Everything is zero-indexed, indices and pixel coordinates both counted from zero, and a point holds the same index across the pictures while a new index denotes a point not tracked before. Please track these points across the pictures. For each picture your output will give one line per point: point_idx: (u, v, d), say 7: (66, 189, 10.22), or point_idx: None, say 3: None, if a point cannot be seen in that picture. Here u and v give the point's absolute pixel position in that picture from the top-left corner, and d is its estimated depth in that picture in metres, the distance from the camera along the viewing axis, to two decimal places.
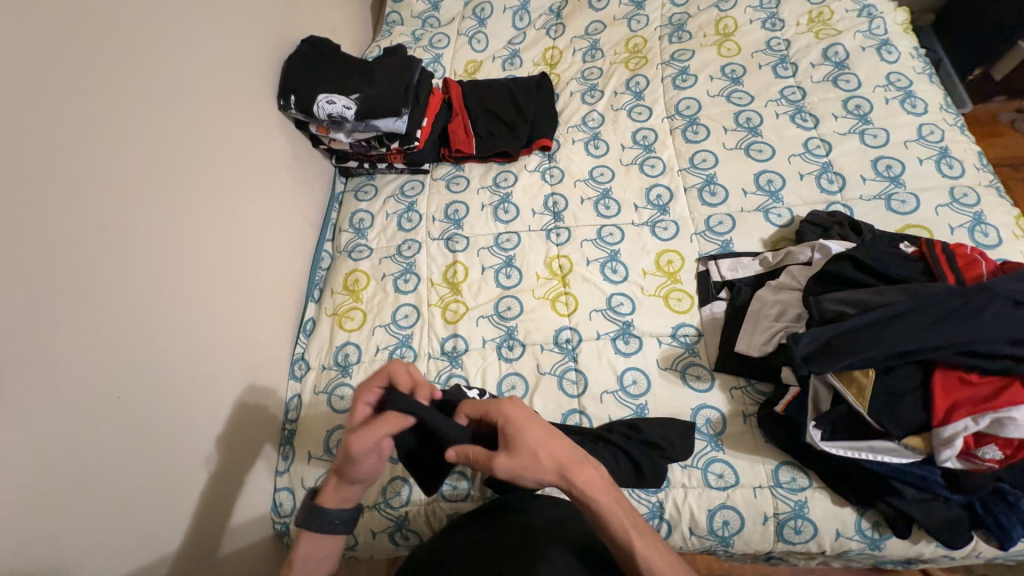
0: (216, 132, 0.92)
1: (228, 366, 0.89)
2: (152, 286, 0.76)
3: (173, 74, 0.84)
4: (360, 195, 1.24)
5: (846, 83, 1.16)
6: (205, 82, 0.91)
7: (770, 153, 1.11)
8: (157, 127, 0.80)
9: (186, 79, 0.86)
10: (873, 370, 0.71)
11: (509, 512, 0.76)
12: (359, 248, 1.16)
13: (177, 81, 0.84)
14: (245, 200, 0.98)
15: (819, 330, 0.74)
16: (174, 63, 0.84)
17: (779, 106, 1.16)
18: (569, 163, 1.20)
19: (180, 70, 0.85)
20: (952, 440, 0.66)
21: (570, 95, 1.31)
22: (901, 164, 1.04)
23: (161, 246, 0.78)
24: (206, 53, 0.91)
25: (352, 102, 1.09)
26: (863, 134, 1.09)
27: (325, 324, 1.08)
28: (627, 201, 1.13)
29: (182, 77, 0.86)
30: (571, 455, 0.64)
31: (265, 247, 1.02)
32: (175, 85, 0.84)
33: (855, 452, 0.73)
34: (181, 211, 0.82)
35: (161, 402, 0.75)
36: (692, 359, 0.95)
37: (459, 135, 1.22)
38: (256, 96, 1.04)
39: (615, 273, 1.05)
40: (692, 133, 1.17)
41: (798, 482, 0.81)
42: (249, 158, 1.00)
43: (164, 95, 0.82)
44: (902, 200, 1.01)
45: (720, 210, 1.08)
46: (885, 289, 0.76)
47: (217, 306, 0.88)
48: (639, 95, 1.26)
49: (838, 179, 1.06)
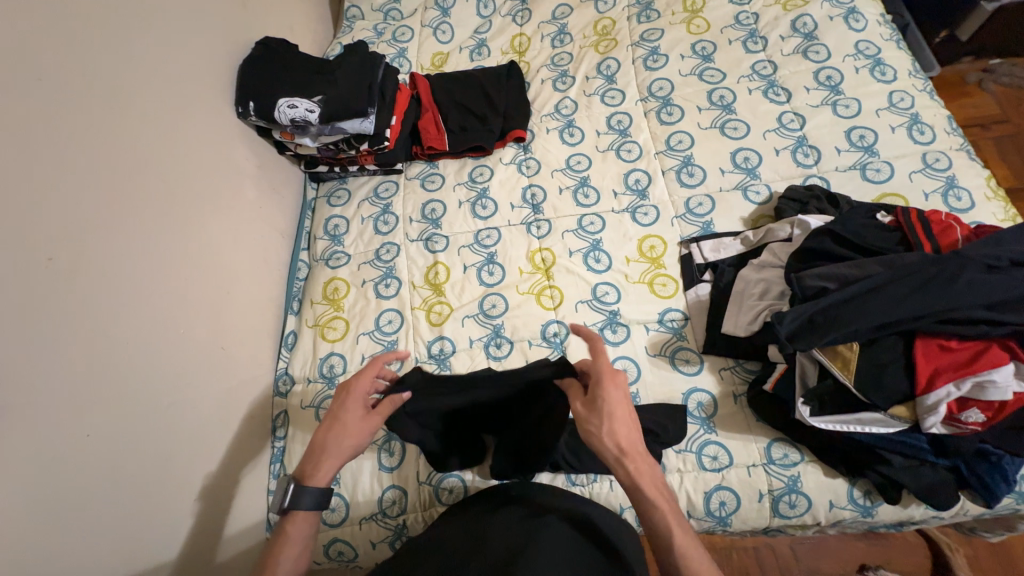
0: (174, 147, 0.88)
1: (207, 392, 0.86)
2: (118, 315, 0.72)
3: (123, 88, 0.79)
4: (333, 201, 1.20)
5: (816, 55, 1.15)
6: (156, 95, 0.85)
7: (745, 131, 1.10)
8: (109, 146, 0.75)
9: (136, 93, 0.81)
10: (856, 344, 0.72)
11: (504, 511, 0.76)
12: (336, 255, 1.12)
13: (127, 95, 0.80)
14: (212, 216, 0.94)
15: (801, 308, 0.74)
16: (119, 76, 0.79)
17: (751, 81, 1.15)
18: (544, 153, 1.18)
19: (129, 84, 0.80)
20: (935, 407, 0.67)
21: (541, 83, 1.28)
22: (874, 133, 1.04)
23: (125, 272, 0.74)
24: (155, 63, 0.86)
25: (315, 105, 1.04)
26: (836, 105, 1.09)
27: (306, 336, 1.05)
28: (605, 187, 1.12)
29: (133, 91, 0.81)
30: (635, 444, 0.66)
31: (237, 263, 0.99)
32: (124, 100, 0.79)
33: (843, 426, 0.74)
34: (144, 233, 0.79)
35: (138, 434, 0.73)
36: (680, 343, 0.95)
37: (430, 131, 1.19)
38: (211, 105, 0.99)
39: (599, 262, 1.04)
40: (667, 115, 1.16)
41: (790, 458, 0.82)
42: (212, 171, 0.96)
43: (114, 111, 0.77)
44: (877, 169, 1.01)
45: (699, 191, 1.07)
46: (864, 262, 0.76)
47: (192, 328, 0.85)
48: (611, 78, 1.24)
49: (813, 153, 1.06)
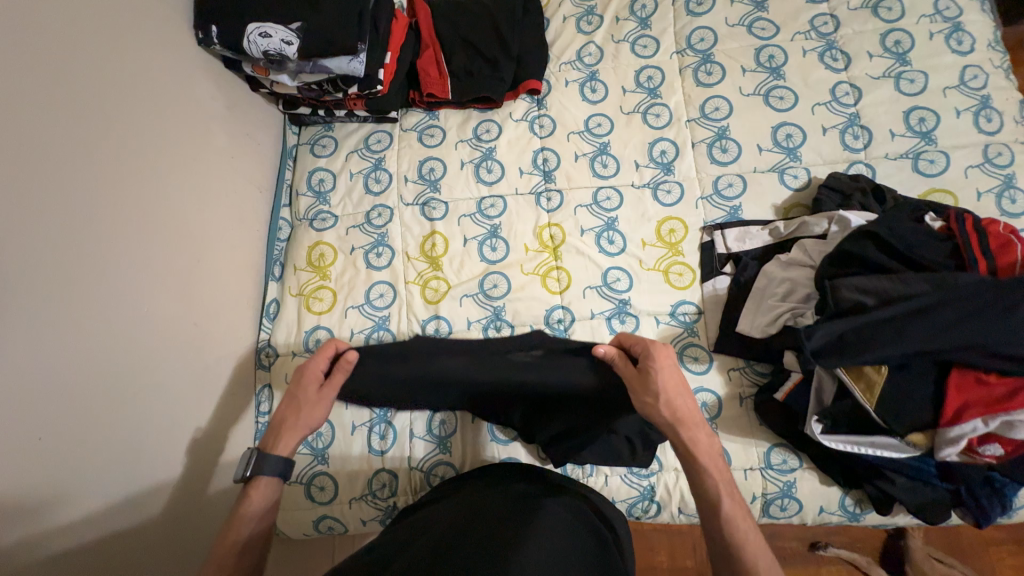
0: (119, 86, 0.72)
1: (180, 373, 0.78)
2: (69, 298, 0.63)
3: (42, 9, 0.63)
4: (317, 149, 1.06)
5: (887, 12, 0.98)
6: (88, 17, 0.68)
7: (792, 102, 0.96)
8: (31, 89, 0.60)
9: (60, 14, 0.65)
10: (885, 368, 0.67)
11: (499, 491, 0.74)
12: (322, 215, 1.01)
13: (48, 18, 0.63)
14: (174, 171, 0.80)
15: (835, 323, 0.68)
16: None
17: (807, 39, 0.99)
18: (561, 111, 1.03)
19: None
20: (957, 441, 0.64)
21: (562, 21, 1.09)
22: (936, 116, 0.92)
23: (72, 247, 0.64)
24: None
25: (293, 34, 0.85)
26: (899, 78, 0.94)
27: (289, 305, 0.96)
28: (627, 157, 0.99)
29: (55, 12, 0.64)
30: (688, 413, 0.65)
31: (209, 225, 0.87)
32: (44, 22, 0.62)
33: (854, 447, 0.71)
34: (92, 198, 0.67)
35: (108, 425, 0.67)
36: (691, 339, 0.89)
37: (431, 74, 1.02)
38: (163, 30, 0.81)
39: (612, 244, 0.95)
40: (706, 74, 1.01)
41: (789, 464, 0.81)
42: (172, 115, 0.81)
43: (34, 39, 0.61)
44: (931, 159, 0.90)
45: (731, 170, 0.96)
46: (910, 278, 0.68)
47: (160, 305, 0.76)
48: (645, 22, 1.06)
49: (863, 135, 0.94)
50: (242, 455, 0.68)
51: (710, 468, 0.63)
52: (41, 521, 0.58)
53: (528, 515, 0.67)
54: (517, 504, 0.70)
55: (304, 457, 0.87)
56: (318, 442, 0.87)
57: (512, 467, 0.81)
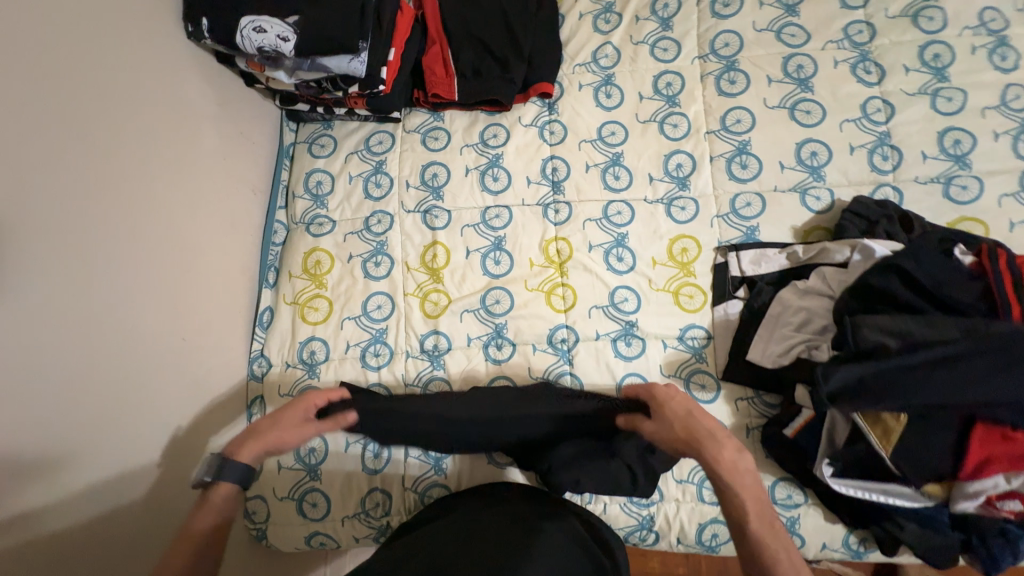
0: (97, 85, 0.68)
1: (167, 387, 0.76)
2: (41, 316, 0.60)
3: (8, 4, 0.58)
4: (316, 149, 1.01)
5: (928, 22, 0.91)
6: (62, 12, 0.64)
7: (819, 117, 0.91)
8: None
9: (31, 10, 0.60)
10: (905, 417, 0.63)
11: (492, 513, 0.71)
12: (319, 220, 0.97)
13: (17, 15, 0.59)
14: (159, 176, 0.76)
15: (854, 367, 0.64)
16: None
17: (840, 49, 0.93)
18: (573, 117, 0.98)
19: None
20: (976, 495, 0.62)
21: (578, 18, 1.03)
22: (972, 138, 0.86)
23: (43, 261, 0.60)
24: None
25: (289, 29, 0.79)
26: (936, 95, 0.88)
27: (284, 314, 0.93)
28: (640, 169, 0.94)
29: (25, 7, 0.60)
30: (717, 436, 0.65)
31: (198, 232, 0.83)
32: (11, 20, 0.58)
33: (867, 493, 0.69)
34: (68, 208, 0.63)
35: (88, 444, 0.65)
36: (698, 366, 0.86)
37: (437, 73, 0.96)
38: (148, 23, 0.76)
39: (621, 262, 0.91)
40: (729, 83, 0.95)
41: (793, 499, 0.78)
42: (157, 115, 0.76)
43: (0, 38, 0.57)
44: (963, 186, 0.85)
45: (750, 188, 0.91)
46: (936, 320, 0.64)
47: (144, 318, 0.73)
48: (666, 23, 0.99)
49: (893, 156, 0.88)
50: (207, 458, 0.66)
51: (740, 491, 0.61)
52: (22, 550, 0.57)
53: (517, 535, 0.65)
54: (507, 522, 0.68)
55: (296, 473, 0.85)
56: (311, 457, 0.85)
57: (505, 484, 0.79)
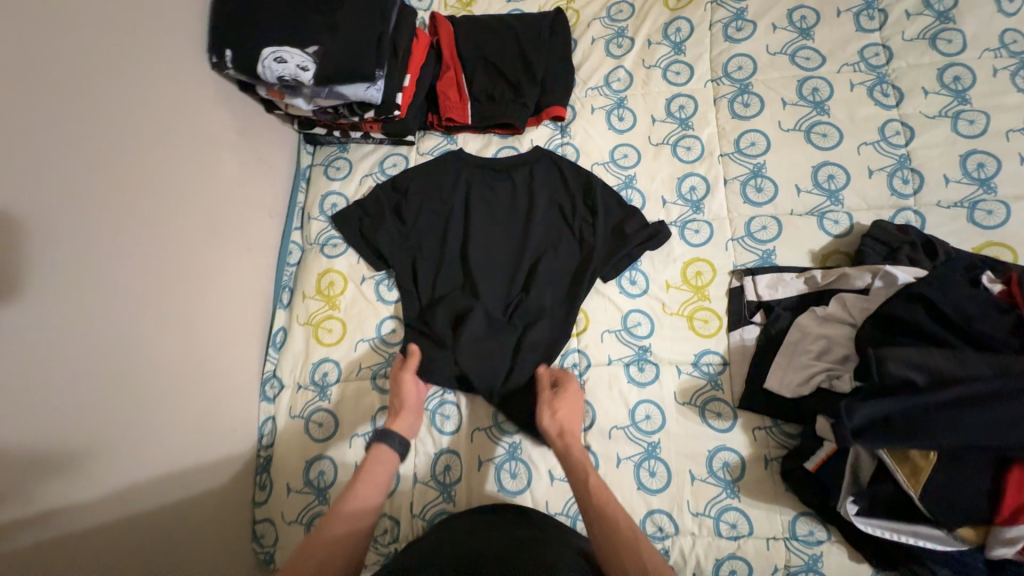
0: (127, 118, 0.69)
1: (185, 410, 0.77)
2: (67, 343, 0.60)
3: (47, 47, 0.60)
4: (332, 172, 1.03)
5: (947, 45, 0.90)
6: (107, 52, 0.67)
7: (836, 140, 0.90)
8: (48, 131, 0.59)
9: (79, 52, 0.63)
10: (934, 454, 0.62)
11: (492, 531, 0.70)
12: (333, 241, 0.98)
13: (67, 56, 0.62)
14: (184, 202, 0.78)
15: (883, 403, 0.62)
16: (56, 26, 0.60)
17: (855, 72, 0.92)
18: (585, 139, 0.98)
19: (69, 37, 0.62)
20: (1014, 541, 0.59)
21: (591, 43, 1.04)
22: (997, 161, 0.84)
23: (66, 293, 0.60)
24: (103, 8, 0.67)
25: (309, 59, 0.82)
26: (957, 118, 0.87)
27: (297, 335, 0.93)
28: (653, 192, 0.94)
29: (77, 49, 0.63)
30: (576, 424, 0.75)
31: (218, 255, 0.84)
32: (64, 61, 0.61)
33: (893, 534, 0.66)
34: (103, 238, 0.65)
35: (95, 480, 0.64)
36: (714, 394, 0.83)
37: (451, 98, 0.98)
38: (179, 59, 0.79)
39: (634, 285, 0.90)
40: (742, 106, 0.94)
41: (816, 536, 0.75)
42: (184, 144, 0.79)
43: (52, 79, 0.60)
44: (989, 210, 0.82)
45: (766, 211, 0.90)
46: (968, 357, 0.61)
47: (166, 344, 0.74)
48: (678, 46, 1.00)
49: (914, 179, 0.86)
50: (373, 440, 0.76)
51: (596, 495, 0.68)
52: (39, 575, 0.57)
53: (529, 564, 0.62)
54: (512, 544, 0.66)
55: (304, 496, 0.84)
56: (321, 481, 0.84)
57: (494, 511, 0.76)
